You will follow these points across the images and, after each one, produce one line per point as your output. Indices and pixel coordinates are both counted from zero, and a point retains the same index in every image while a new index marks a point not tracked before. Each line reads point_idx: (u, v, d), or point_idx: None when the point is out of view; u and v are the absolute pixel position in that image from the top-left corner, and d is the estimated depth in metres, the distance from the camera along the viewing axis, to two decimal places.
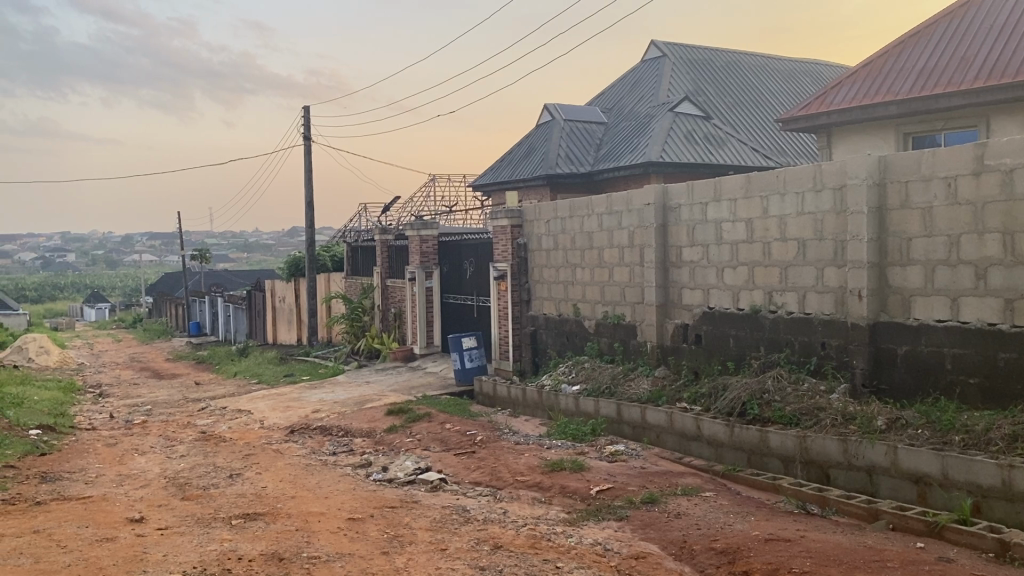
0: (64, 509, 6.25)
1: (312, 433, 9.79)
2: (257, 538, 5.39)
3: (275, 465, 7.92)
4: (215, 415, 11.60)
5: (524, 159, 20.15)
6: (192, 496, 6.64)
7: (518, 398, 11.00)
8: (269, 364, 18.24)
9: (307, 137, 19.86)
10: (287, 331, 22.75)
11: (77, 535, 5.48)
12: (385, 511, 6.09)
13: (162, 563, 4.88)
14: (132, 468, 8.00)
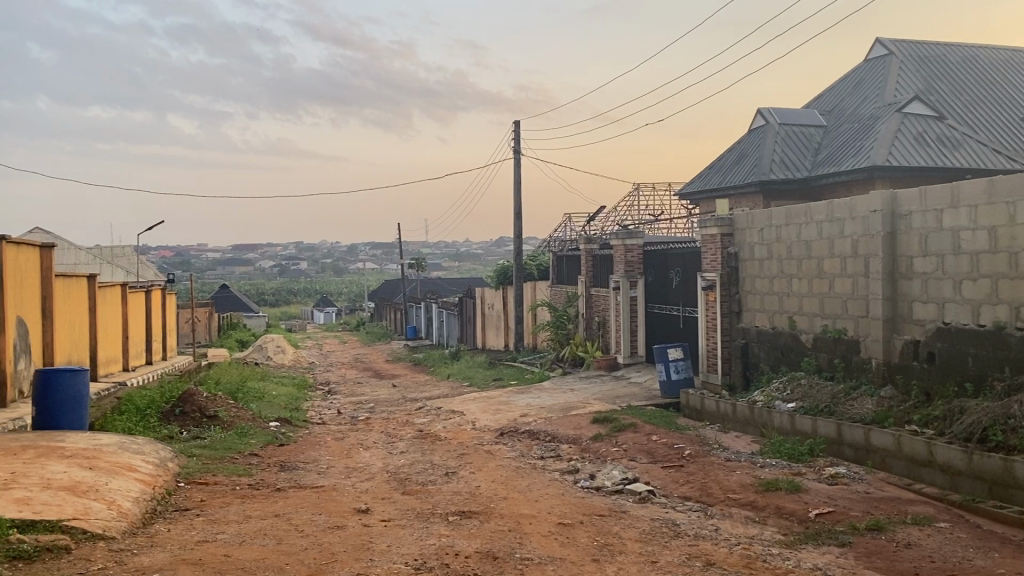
0: (301, 496, 6.81)
1: (521, 436, 10.05)
2: (472, 536, 5.60)
3: (487, 466, 8.20)
4: (430, 415, 12.19)
5: (735, 167, 19.62)
6: (412, 491, 7.03)
7: (728, 412, 10.70)
8: (479, 368, 18.92)
9: (516, 150, 20.48)
10: (495, 336, 23.48)
11: (312, 521, 5.95)
12: (594, 518, 6.13)
13: (386, 553, 5.20)
14: (358, 462, 8.58)
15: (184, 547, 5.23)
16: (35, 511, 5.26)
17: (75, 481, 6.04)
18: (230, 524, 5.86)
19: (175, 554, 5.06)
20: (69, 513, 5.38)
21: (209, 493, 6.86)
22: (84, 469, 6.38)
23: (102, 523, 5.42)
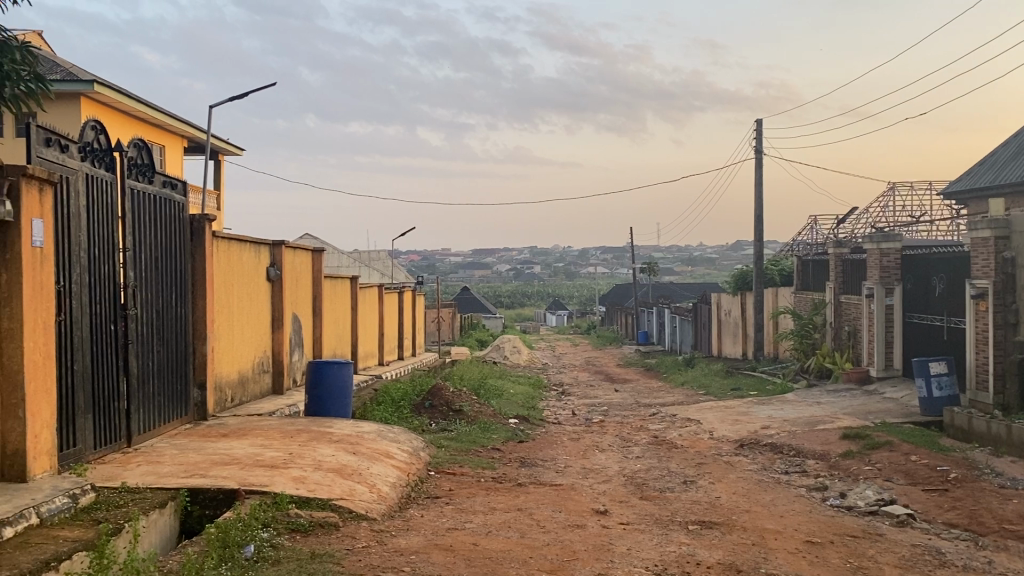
0: (541, 493, 7.00)
1: (762, 449, 9.69)
2: (714, 546, 5.48)
3: (727, 476, 7.99)
4: (666, 422, 12.07)
5: (1011, 163, 17.74)
6: (650, 496, 7.01)
7: (1002, 435, 9.66)
8: (716, 376, 18.48)
9: (758, 150, 19.81)
10: (733, 344, 22.80)
11: (553, 518, 6.11)
12: (845, 539, 5.78)
13: (627, 556, 5.21)
14: (595, 463, 8.68)
15: (436, 533, 5.56)
16: (309, 489, 5.83)
17: (341, 464, 6.62)
18: (477, 514, 6.14)
19: (429, 539, 5.39)
20: (337, 493, 5.91)
21: (457, 483, 7.24)
22: (349, 453, 6.97)
23: (366, 504, 5.91)
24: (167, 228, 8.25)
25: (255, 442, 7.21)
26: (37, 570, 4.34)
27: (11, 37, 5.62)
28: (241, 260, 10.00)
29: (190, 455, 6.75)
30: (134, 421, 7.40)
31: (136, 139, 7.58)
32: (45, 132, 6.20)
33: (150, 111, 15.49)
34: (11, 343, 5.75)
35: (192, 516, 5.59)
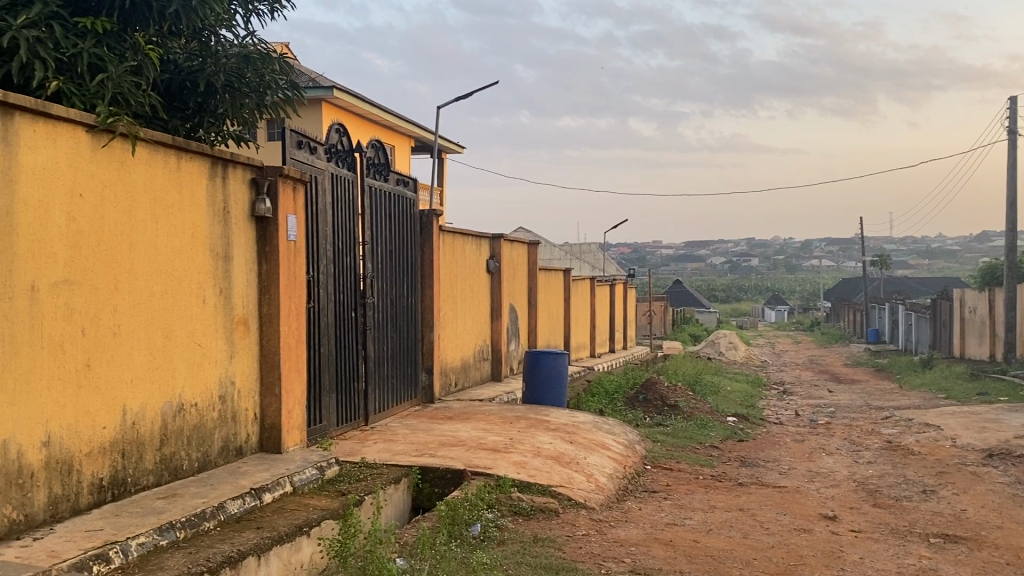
0: (763, 494, 6.76)
1: (1016, 460, 8.78)
2: (960, 563, 5.05)
3: (973, 488, 7.31)
4: (900, 427, 11.25)
5: None
6: (884, 504, 6.57)
7: None
8: (959, 379, 16.96)
9: (1010, 131, 17.93)
10: (978, 345, 20.82)
11: (777, 520, 5.89)
12: None
13: (860, 565, 4.92)
14: (821, 466, 8.26)
15: (655, 527, 5.53)
16: (530, 474, 5.99)
17: (559, 452, 6.75)
18: (697, 511, 6.04)
19: (649, 532, 5.37)
20: (556, 480, 6.04)
21: (674, 478, 7.15)
22: (567, 442, 7.09)
23: (584, 493, 5.99)
24: (400, 222, 8.78)
25: (478, 426, 7.52)
26: (292, 533, 4.84)
27: (271, 49, 6.19)
28: (464, 253, 10.45)
29: (420, 435, 7.16)
30: (371, 401, 7.98)
31: (374, 140, 8.12)
32: (297, 136, 6.79)
33: (382, 113, 16.50)
34: (270, 327, 6.40)
35: (423, 493, 5.94)
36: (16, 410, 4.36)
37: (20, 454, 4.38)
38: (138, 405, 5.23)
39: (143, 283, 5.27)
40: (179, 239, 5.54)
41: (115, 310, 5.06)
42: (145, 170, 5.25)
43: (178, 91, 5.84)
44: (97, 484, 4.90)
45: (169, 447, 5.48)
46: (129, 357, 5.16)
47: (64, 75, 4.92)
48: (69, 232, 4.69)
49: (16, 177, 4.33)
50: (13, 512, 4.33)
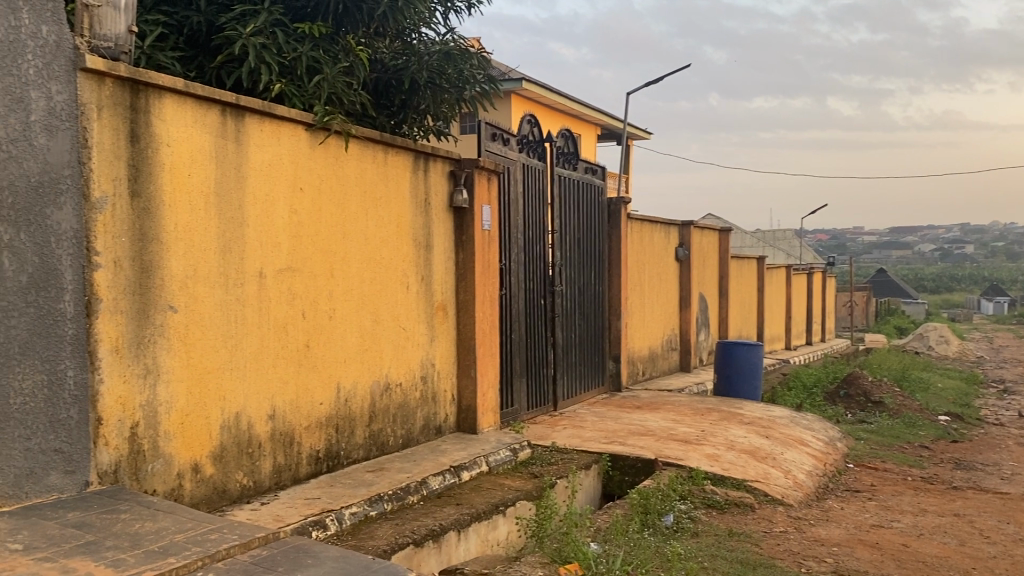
0: (981, 499, 6.25)
1: None
2: None
3: None
4: None
5: None
6: None
7: None
8: None
9: None
10: None
11: (999, 529, 5.42)
12: None
13: None
14: None
15: (859, 528, 5.26)
16: (724, 467, 5.87)
17: (754, 446, 6.56)
18: (906, 514, 5.68)
19: (852, 533, 5.12)
20: (752, 474, 5.87)
21: (880, 479, 6.76)
22: (762, 437, 6.88)
23: (782, 489, 5.78)
24: (589, 210, 8.84)
25: (667, 417, 7.45)
26: (489, 512, 5.02)
27: (470, 45, 6.41)
28: (653, 241, 10.35)
29: (609, 423, 7.19)
30: (560, 387, 8.10)
31: (564, 129, 8.20)
32: (491, 128, 6.98)
33: (570, 104, 16.61)
34: (467, 313, 6.64)
35: (613, 480, 5.98)
36: (245, 385, 4.84)
37: (250, 425, 4.86)
38: (350, 383, 5.61)
39: (354, 270, 5.62)
40: (386, 229, 5.87)
41: (330, 296, 5.44)
42: (356, 164, 5.60)
43: (384, 89, 6.16)
44: (314, 456, 5.32)
45: (377, 424, 5.83)
46: (342, 339, 5.54)
47: (286, 77, 5.34)
48: (290, 223, 5.11)
49: (245, 175, 4.80)
50: (243, 477, 4.81)
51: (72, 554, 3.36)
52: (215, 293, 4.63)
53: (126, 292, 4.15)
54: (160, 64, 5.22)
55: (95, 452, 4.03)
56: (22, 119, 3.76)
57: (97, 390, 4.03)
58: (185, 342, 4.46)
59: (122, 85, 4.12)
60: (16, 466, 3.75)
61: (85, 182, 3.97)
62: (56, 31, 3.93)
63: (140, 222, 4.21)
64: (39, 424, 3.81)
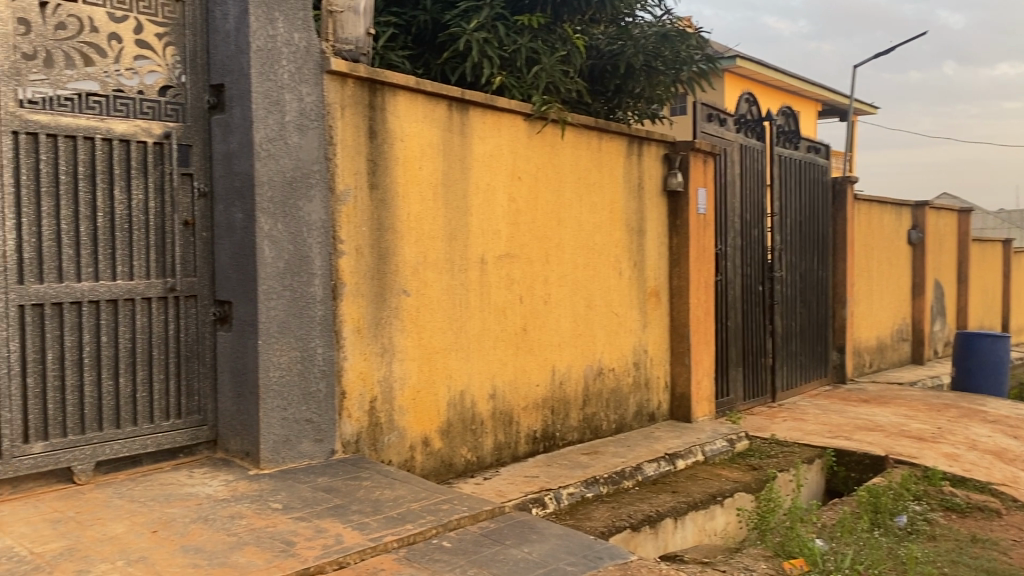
0: None
1: None
2: None
3: None
4: None
5: None
6: None
7: None
8: None
9: None
10: None
11: None
12: None
13: None
14: None
15: None
16: (965, 468, 5.43)
17: (1000, 447, 6.01)
18: None
19: None
20: (998, 477, 5.39)
21: None
22: (1010, 437, 6.28)
23: None
24: (810, 191, 8.43)
25: (899, 412, 6.98)
26: (706, 501, 4.97)
27: (686, 24, 6.30)
28: (882, 224, 9.69)
29: (833, 416, 6.86)
30: (778, 377, 7.81)
31: (784, 107, 7.87)
32: (707, 109, 6.83)
33: (786, 80, 15.81)
34: (681, 298, 6.57)
35: (838, 476, 5.73)
36: (469, 366, 5.08)
37: (473, 403, 5.10)
38: (566, 366, 5.73)
39: (570, 256, 5.72)
40: (601, 214, 5.93)
41: (547, 281, 5.58)
42: (573, 152, 5.70)
43: (600, 75, 6.20)
44: (532, 436, 5.49)
45: (591, 407, 5.92)
46: (558, 323, 5.66)
47: (506, 70, 5.53)
48: (510, 211, 5.29)
49: (470, 164, 5.02)
50: (467, 452, 5.06)
51: (323, 515, 3.69)
52: (442, 279, 4.89)
53: (366, 277, 4.50)
54: (391, 63, 5.56)
55: (340, 423, 4.40)
56: (278, 120, 4.15)
57: (342, 366, 4.40)
58: (417, 324, 4.75)
59: (362, 85, 4.46)
60: (274, 433, 4.16)
61: (331, 176, 4.34)
62: (306, 37, 4.29)
63: (377, 211, 4.53)
64: (294, 396, 4.22)
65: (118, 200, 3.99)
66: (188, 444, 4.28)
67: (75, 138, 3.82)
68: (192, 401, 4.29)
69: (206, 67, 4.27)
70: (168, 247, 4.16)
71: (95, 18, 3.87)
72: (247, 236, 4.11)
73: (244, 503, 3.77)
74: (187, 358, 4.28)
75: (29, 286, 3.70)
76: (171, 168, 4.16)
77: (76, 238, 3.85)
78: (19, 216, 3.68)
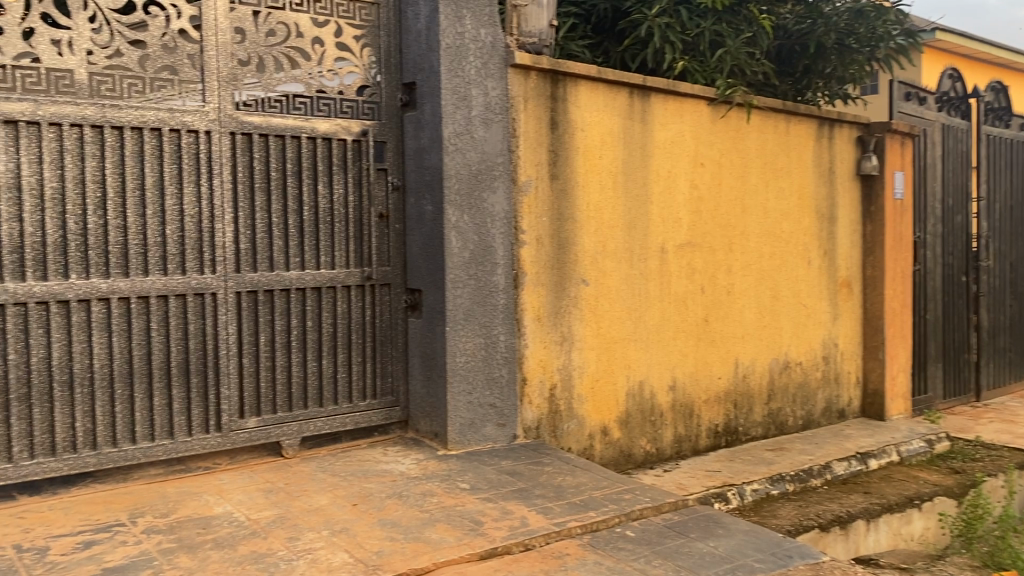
0: None
1: None
2: None
3: None
4: None
5: None
6: None
7: None
8: None
9: None
10: None
11: None
12: None
13: None
14: None
15: None
16: None
17: None
18: None
19: None
20: None
21: None
22: None
23: None
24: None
25: None
26: (903, 504, 4.70)
27: None
28: None
29: None
30: (983, 374, 7.24)
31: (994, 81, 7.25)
32: (906, 87, 6.41)
33: (996, 53, 14.43)
34: (875, 289, 6.22)
35: None
36: (649, 356, 5.05)
37: (653, 395, 5.07)
38: (749, 359, 5.58)
39: (754, 245, 5.55)
40: (787, 202, 5.71)
41: (730, 271, 5.44)
42: (758, 136, 5.51)
43: (787, 56, 5.96)
44: (714, 429, 5.39)
45: (777, 402, 5.73)
46: (742, 315, 5.51)
47: (689, 55, 5.45)
48: (692, 199, 5.19)
49: (651, 153, 4.97)
50: (647, 443, 5.04)
51: (509, 497, 3.80)
52: (622, 268, 4.88)
53: (548, 267, 4.57)
54: (571, 53, 5.56)
55: (522, 408, 4.51)
56: (466, 114, 4.28)
57: (524, 353, 4.51)
58: (596, 313, 4.77)
59: (545, 77, 4.52)
60: (461, 416, 4.32)
61: (514, 168, 4.44)
62: (492, 32, 4.40)
63: (558, 201, 4.59)
64: (479, 381, 4.36)
65: (320, 194, 4.26)
66: (382, 423, 4.53)
67: (283, 137, 4.11)
68: (386, 383, 4.53)
69: (399, 66, 4.47)
70: (365, 238, 4.41)
71: (300, 24, 4.13)
72: (436, 227, 4.27)
73: (434, 482, 3.94)
74: (382, 343, 4.51)
75: (244, 274, 4.03)
76: (368, 164, 4.40)
77: (284, 231, 4.15)
78: (237, 211, 4.00)
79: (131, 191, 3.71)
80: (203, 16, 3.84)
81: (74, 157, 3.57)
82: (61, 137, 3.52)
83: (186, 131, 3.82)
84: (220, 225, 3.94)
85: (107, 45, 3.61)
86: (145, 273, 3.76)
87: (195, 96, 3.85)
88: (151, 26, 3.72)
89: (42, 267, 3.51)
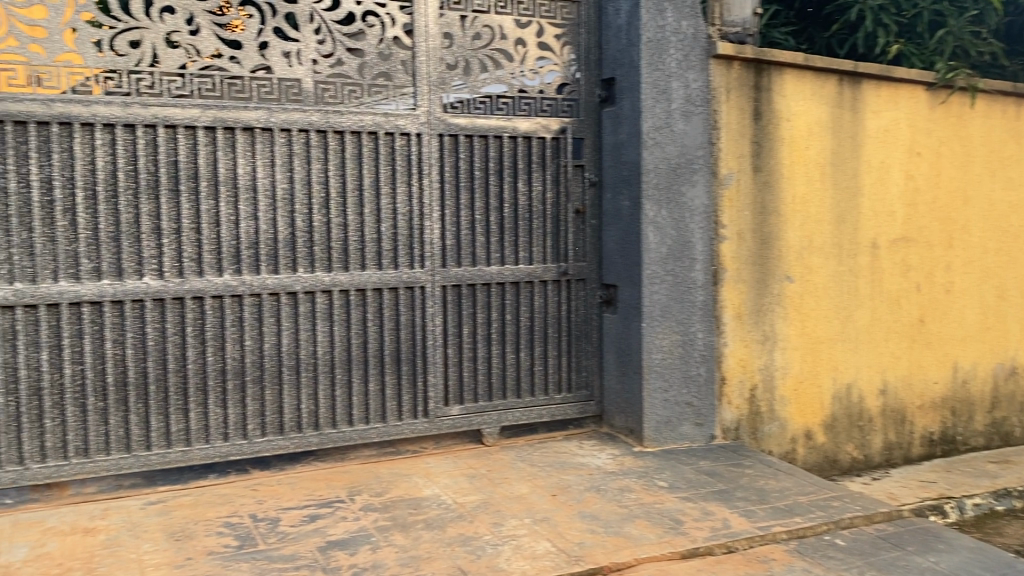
0: None
1: None
2: None
3: None
4: None
5: None
6: None
7: None
8: None
9: None
10: None
11: None
12: None
13: None
14: None
15: None
16: None
17: None
18: None
19: None
20: None
21: None
22: None
23: None
24: None
25: None
26: None
27: None
28: None
29: None
30: None
31: None
32: None
33: None
34: None
35: None
36: (858, 358, 4.80)
37: (861, 398, 4.81)
38: (970, 364, 5.17)
39: (977, 240, 5.13)
40: (1017, 192, 5.23)
41: (950, 268, 5.06)
42: (983, 122, 5.09)
43: (1018, 33, 5.46)
44: (928, 438, 5.05)
45: (1001, 410, 5.28)
46: (963, 315, 5.12)
47: (905, 38, 5.11)
48: (908, 190, 4.87)
49: (862, 142, 4.71)
50: (854, 449, 4.80)
51: (709, 498, 3.74)
52: (829, 264, 4.66)
53: (749, 263, 4.45)
54: (773, 41, 5.34)
55: (720, 408, 4.43)
56: (666, 108, 4.24)
57: (723, 351, 4.42)
58: (801, 312, 4.59)
59: (748, 67, 4.40)
60: (657, 413, 4.30)
61: (715, 161, 4.36)
62: (694, 23, 4.32)
63: (760, 194, 4.45)
64: (675, 378, 4.32)
65: (521, 191, 4.37)
66: (577, 416, 4.59)
67: (487, 137, 4.26)
68: (581, 377, 4.58)
69: (598, 62, 4.49)
70: (562, 233, 4.48)
71: (504, 26, 4.25)
72: (634, 223, 4.27)
73: (632, 478, 3.95)
74: (579, 337, 4.57)
75: (451, 269, 4.21)
76: (566, 161, 4.46)
77: (486, 227, 4.30)
78: (444, 209, 4.18)
79: (350, 191, 3.97)
80: (415, 23, 4.02)
81: (301, 159, 3.85)
82: (290, 142, 3.81)
83: (399, 133, 4.03)
84: (429, 222, 4.13)
85: (329, 54, 3.85)
86: (362, 267, 4.01)
87: (408, 100, 4.06)
88: (368, 35, 3.93)
89: (273, 261, 3.82)
